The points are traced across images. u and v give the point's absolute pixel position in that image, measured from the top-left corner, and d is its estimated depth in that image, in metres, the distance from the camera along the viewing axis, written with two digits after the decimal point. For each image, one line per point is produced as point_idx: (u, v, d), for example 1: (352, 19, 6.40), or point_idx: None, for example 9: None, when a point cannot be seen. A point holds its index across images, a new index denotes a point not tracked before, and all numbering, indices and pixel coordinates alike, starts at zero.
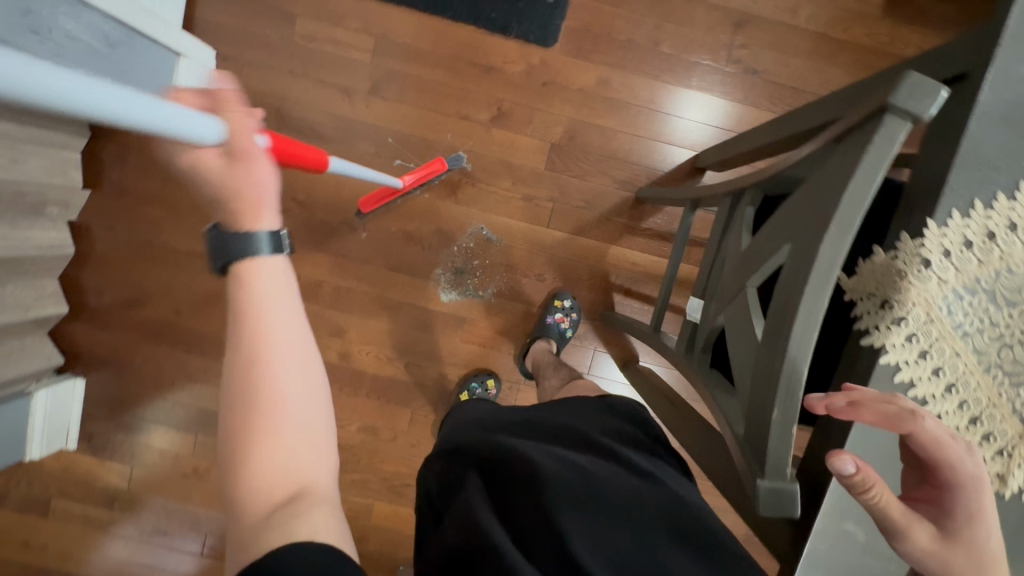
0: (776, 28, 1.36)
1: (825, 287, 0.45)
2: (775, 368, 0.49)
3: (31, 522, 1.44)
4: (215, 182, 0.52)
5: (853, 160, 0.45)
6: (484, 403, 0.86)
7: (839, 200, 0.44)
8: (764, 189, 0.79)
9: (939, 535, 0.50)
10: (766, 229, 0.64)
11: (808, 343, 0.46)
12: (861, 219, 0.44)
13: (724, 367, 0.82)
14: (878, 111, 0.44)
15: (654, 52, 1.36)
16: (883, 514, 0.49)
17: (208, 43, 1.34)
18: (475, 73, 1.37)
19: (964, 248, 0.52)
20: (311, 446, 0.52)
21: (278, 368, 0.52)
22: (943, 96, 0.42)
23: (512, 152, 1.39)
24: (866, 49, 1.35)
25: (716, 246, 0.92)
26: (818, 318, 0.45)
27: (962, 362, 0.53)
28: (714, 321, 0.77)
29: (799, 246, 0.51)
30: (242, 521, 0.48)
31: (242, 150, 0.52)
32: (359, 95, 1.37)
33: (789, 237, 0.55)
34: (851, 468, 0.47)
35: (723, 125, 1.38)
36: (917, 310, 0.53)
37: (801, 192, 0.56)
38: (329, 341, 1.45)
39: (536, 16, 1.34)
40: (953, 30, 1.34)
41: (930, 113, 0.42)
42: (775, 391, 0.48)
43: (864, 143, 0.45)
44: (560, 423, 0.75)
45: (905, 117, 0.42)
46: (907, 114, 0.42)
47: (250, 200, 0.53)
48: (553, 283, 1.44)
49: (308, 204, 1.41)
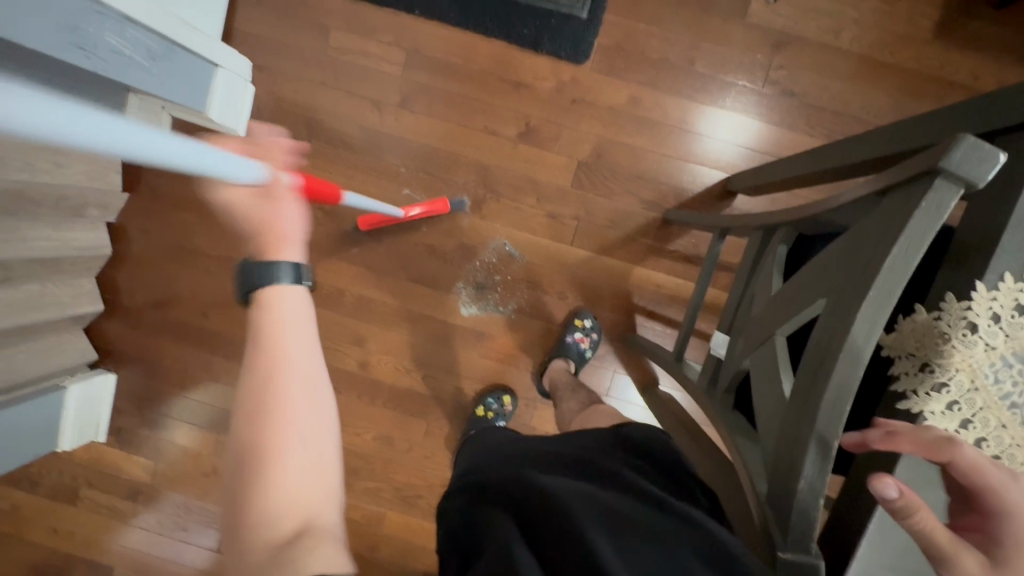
0: (817, 49, 1.31)
1: (861, 355, 0.43)
2: (802, 434, 0.47)
3: (60, 509, 1.49)
4: (250, 216, 0.63)
5: (897, 223, 0.43)
6: (504, 433, 0.85)
7: (880, 265, 0.42)
8: (799, 228, 0.76)
9: (989, 563, 0.44)
10: (799, 276, 0.61)
11: (840, 411, 0.44)
12: (903, 287, 0.41)
13: (748, 408, 0.80)
14: (928, 173, 0.42)
15: (688, 72, 1.33)
16: (926, 538, 0.45)
17: (245, 54, 1.37)
18: (504, 88, 1.36)
19: (1016, 313, 0.49)
20: (318, 475, 0.54)
21: (294, 395, 0.56)
22: (1001, 162, 0.39)
23: (539, 169, 1.38)
24: (913, 73, 1.30)
25: (745, 281, 0.89)
26: (852, 387, 0.43)
27: (1009, 434, 0.50)
28: (739, 363, 0.75)
29: (832, 304, 0.49)
30: (251, 557, 0.48)
31: (274, 191, 0.63)
32: (389, 107, 1.38)
33: (824, 291, 0.52)
34: (893, 493, 0.44)
35: (757, 147, 1.34)
36: (961, 376, 0.50)
37: (838, 244, 0.53)
38: (349, 349, 1.46)
39: (568, 33, 1.32)
40: (1010, 55, 1.27)
41: (985, 179, 0.40)
42: (802, 460, 0.46)
43: (910, 205, 0.42)
44: (579, 457, 0.73)
45: (957, 183, 0.40)
46: (960, 180, 0.40)
47: (277, 235, 0.62)
48: (575, 302, 1.43)
49: (335, 214, 1.43)
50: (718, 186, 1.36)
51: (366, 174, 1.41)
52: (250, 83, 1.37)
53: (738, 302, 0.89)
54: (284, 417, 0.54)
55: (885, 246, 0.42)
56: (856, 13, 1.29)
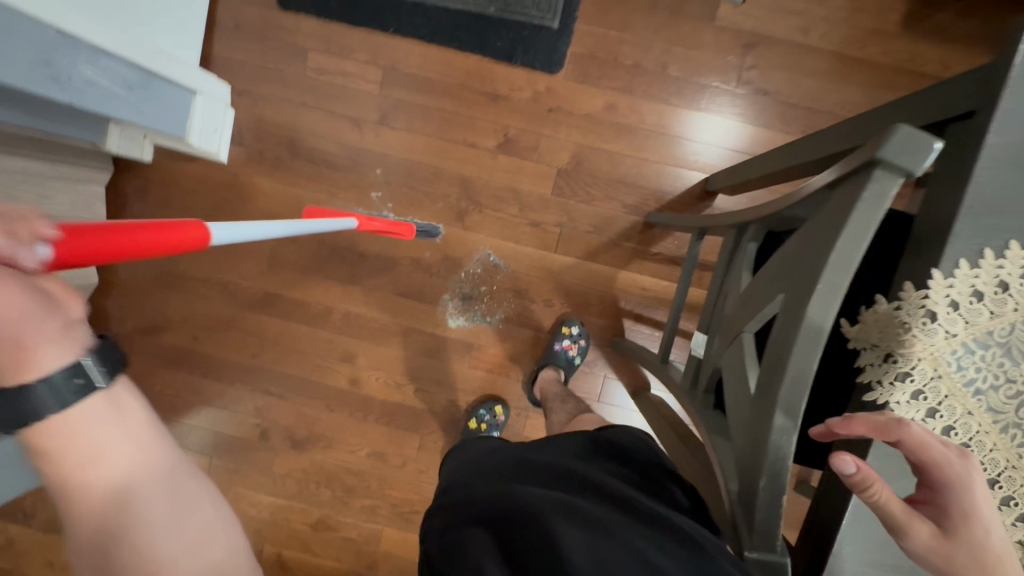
0: (788, 49, 1.32)
1: (815, 348, 0.43)
2: (763, 431, 0.47)
3: (55, 541, 1.48)
4: None
5: (841, 215, 0.43)
6: (489, 439, 0.84)
7: (827, 258, 0.42)
8: (768, 225, 0.76)
9: (939, 533, 0.47)
10: (764, 272, 0.61)
11: (798, 410, 0.44)
12: (849, 279, 0.42)
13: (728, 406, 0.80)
14: (868, 164, 0.42)
15: (662, 76, 1.35)
16: (884, 512, 0.47)
17: (224, 79, 1.39)
18: (482, 101, 1.38)
19: (973, 299, 0.49)
20: None
21: (152, 529, 0.37)
22: (938, 149, 0.39)
23: (520, 178, 1.39)
24: (884, 67, 1.31)
25: (720, 279, 0.89)
26: (807, 380, 0.43)
27: (975, 421, 0.50)
28: (716, 361, 0.75)
29: (789, 298, 0.49)
30: None
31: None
32: (368, 125, 1.40)
33: (784, 286, 0.52)
34: (852, 468, 0.47)
35: (733, 147, 1.36)
36: (923, 365, 0.50)
37: (795, 238, 0.54)
38: (339, 366, 1.46)
39: (542, 43, 1.34)
40: (977, 45, 1.29)
41: (923, 168, 0.39)
42: (764, 457, 0.46)
43: (853, 197, 0.42)
44: (560, 465, 0.72)
45: (897, 173, 0.40)
46: (898, 169, 0.40)
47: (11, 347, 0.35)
48: (562, 309, 1.43)
49: (319, 232, 1.43)
50: (698, 187, 1.37)
51: (349, 191, 1.42)
52: (229, 107, 1.39)
53: (715, 299, 0.89)
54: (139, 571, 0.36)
55: (831, 239, 0.43)
56: (825, 11, 1.31)
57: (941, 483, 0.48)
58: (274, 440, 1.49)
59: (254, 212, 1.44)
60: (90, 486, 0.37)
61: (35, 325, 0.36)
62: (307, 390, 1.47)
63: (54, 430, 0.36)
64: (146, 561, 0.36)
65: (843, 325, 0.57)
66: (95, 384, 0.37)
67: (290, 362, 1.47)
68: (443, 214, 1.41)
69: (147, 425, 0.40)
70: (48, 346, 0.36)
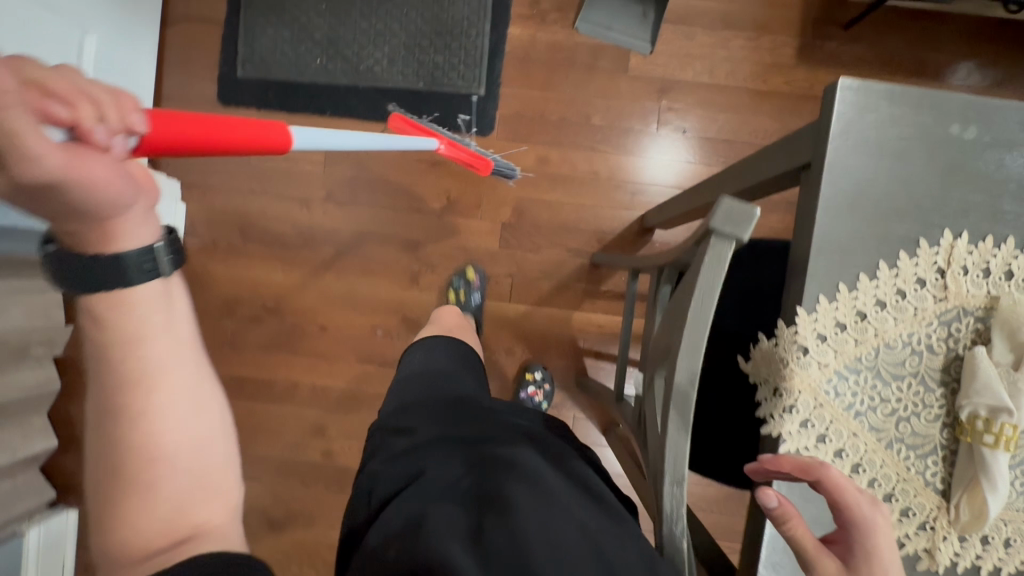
0: (699, 90, 1.43)
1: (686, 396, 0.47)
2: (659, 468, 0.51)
3: None
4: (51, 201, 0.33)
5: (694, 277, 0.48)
6: (441, 378, 0.83)
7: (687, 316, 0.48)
8: (677, 267, 0.81)
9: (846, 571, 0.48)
10: (665, 317, 0.67)
11: None
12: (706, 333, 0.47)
13: None
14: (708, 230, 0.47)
15: (587, 126, 1.43)
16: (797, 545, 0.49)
17: (173, 176, 1.45)
18: (422, 168, 1.45)
19: (838, 330, 0.54)
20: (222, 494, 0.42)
21: (167, 423, 0.39)
22: (757, 216, 0.44)
23: (466, 236, 1.45)
24: (787, 96, 1.42)
25: (649, 317, 0.94)
26: None
27: (862, 442, 0.54)
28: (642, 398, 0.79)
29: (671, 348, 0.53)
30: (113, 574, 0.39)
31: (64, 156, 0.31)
32: (316, 202, 1.45)
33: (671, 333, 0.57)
34: (773, 502, 0.49)
35: (662, 182, 1.44)
36: (805, 396, 0.54)
37: (678, 288, 0.59)
38: (311, 441, 1.46)
39: (472, 110, 1.42)
40: (867, 67, 1.41)
41: (747, 234, 0.45)
42: None
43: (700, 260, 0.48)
44: (524, 430, 0.71)
45: (729, 239, 0.46)
46: (728, 235, 0.45)
47: (102, 225, 0.35)
48: (524, 355, 1.46)
49: (278, 310, 1.46)
50: (637, 226, 1.43)
51: (303, 268, 1.46)
52: (180, 201, 1.44)
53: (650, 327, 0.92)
54: (158, 454, 0.39)
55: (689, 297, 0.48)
56: (726, 52, 1.42)
57: (849, 524, 0.49)
58: (252, 525, 1.47)
59: (212, 299, 1.47)
60: (135, 363, 0.38)
61: (128, 207, 0.36)
62: (281, 468, 1.47)
63: (128, 308, 0.38)
64: (173, 444, 0.40)
65: (739, 361, 0.61)
66: (162, 269, 0.38)
67: (262, 442, 1.48)
68: (397, 279, 1.45)
69: (190, 321, 0.41)
70: (139, 225, 0.37)
